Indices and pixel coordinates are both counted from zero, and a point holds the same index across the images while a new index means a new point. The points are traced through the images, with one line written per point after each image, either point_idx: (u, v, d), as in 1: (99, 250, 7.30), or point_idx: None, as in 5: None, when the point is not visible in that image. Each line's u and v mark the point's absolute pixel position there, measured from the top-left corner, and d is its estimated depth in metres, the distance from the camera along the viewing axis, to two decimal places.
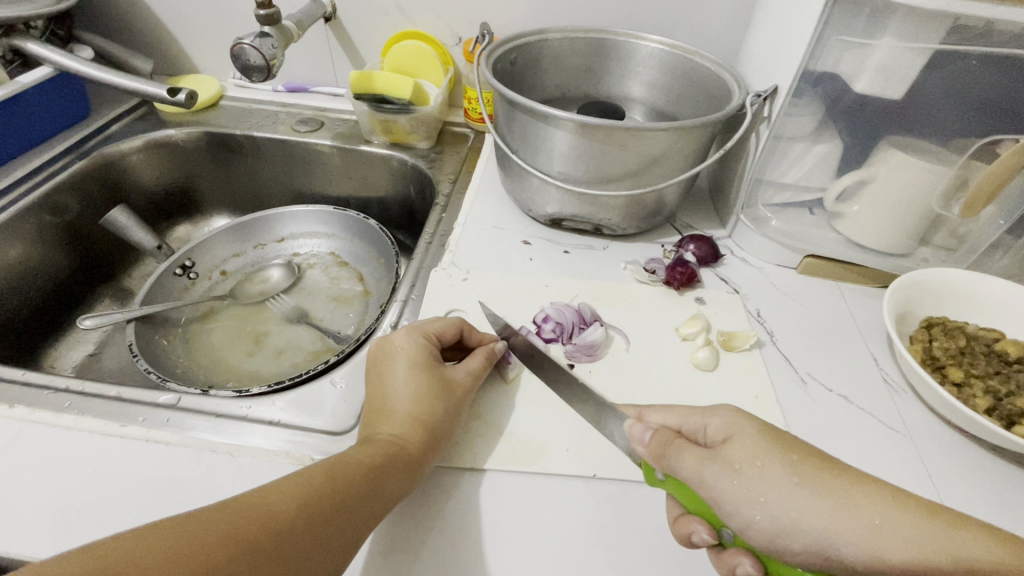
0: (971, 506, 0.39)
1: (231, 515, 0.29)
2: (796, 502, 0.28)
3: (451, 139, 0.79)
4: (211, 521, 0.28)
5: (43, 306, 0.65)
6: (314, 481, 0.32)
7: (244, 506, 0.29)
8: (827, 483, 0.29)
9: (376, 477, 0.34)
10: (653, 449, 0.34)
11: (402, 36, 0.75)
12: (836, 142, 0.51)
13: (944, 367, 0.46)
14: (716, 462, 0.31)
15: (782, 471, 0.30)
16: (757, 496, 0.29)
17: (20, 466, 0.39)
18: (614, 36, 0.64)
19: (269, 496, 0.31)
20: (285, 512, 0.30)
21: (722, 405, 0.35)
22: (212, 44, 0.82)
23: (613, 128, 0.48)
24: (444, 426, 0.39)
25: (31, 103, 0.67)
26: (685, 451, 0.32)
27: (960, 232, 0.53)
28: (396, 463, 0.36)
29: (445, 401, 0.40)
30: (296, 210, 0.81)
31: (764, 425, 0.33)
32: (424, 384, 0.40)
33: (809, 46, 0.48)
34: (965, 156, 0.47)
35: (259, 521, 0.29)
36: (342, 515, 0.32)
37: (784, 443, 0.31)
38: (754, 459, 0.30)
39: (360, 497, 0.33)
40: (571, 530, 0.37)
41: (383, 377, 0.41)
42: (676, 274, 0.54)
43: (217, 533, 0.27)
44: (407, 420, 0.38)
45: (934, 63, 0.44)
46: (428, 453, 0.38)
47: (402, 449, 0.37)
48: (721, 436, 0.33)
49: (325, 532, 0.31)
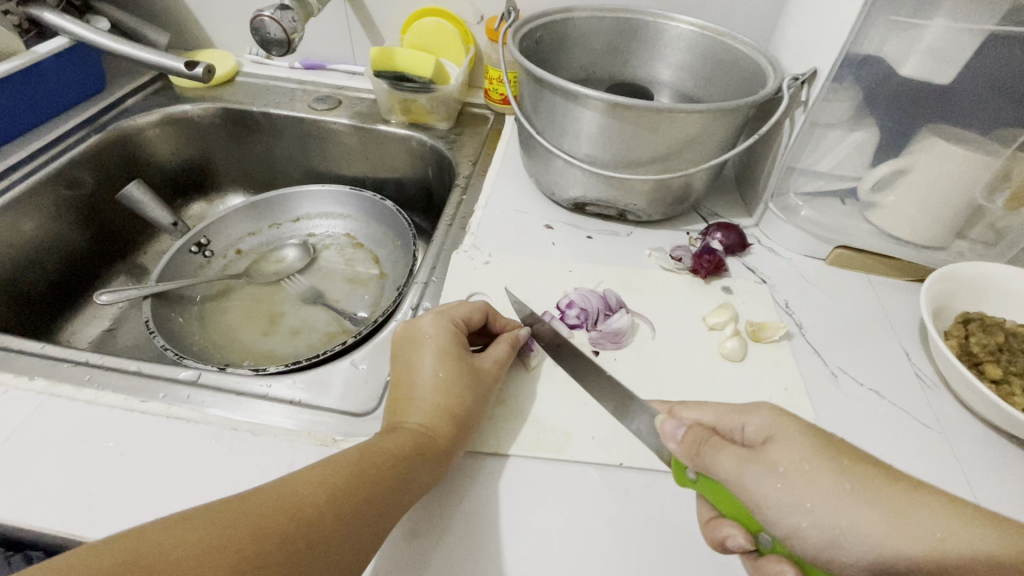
0: (1008, 507, 0.38)
1: (261, 507, 0.28)
2: (845, 512, 0.27)
3: (470, 120, 0.77)
4: (241, 513, 0.27)
5: (60, 280, 0.65)
6: (343, 472, 0.32)
7: (272, 498, 0.29)
8: (879, 491, 0.28)
9: (404, 467, 0.34)
10: (687, 447, 0.33)
11: (423, 12, 0.73)
12: (875, 130, 0.49)
13: (981, 363, 0.44)
14: (759, 463, 0.30)
15: (831, 476, 0.29)
16: (803, 502, 0.28)
17: (41, 439, 0.39)
18: (643, 16, 0.62)
19: (298, 487, 0.30)
20: (315, 504, 0.29)
21: (761, 403, 0.34)
22: (230, 18, 0.81)
23: (645, 109, 0.47)
24: (471, 416, 0.39)
25: (48, 74, 0.66)
26: (723, 450, 0.31)
27: (1000, 226, 0.52)
28: (424, 454, 0.35)
29: (472, 390, 0.40)
30: (312, 190, 0.80)
31: (810, 428, 0.31)
32: (451, 372, 0.39)
33: (853, 27, 0.46)
34: (1012, 147, 0.45)
35: (289, 513, 0.28)
36: (372, 507, 0.31)
37: (831, 447, 0.30)
38: (800, 462, 0.29)
39: (389, 488, 0.33)
40: (595, 518, 0.37)
41: (409, 364, 0.40)
42: (702, 263, 0.53)
43: (248, 526, 0.27)
44: (434, 410, 0.37)
45: (986, 46, 0.42)
46: (456, 444, 0.37)
47: (429, 439, 0.36)
48: (762, 436, 0.32)
49: (355, 524, 0.30)
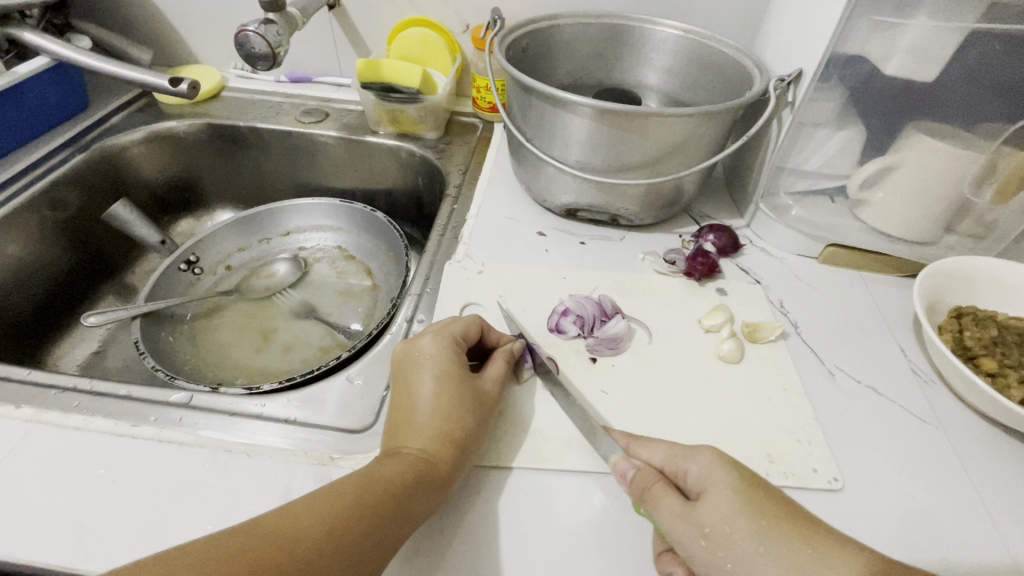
0: (1008, 499, 0.38)
1: (265, 537, 0.28)
2: (763, 569, 0.30)
3: (459, 128, 0.77)
4: (245, 544, 0.27)
5: (46, 302, 0.64)
6: (346, 501, 0.31)
7: (267, 531, 0.28)
8: (796, 554, 0.29)
9: (405, 494, 0.33)
10: (635, 488, 0.34)
11: (408, 23, 0.73)
12: (863, 128, 0.50)
13: (976, 357, 0.44)
14: (689, 522, 0.32)
15: (751, 540, 0.30)
16: (727, 563, 0.30)
17: (29, 469, 0.38)
18: (628, 21, 0.63)
19: (294, 519, 0.30)
20: (316, 536, 0.29)
21: (703, 447, 0.35)
22: (214, 34, 0.80)
23: (633, 114, 0.47)
24: (472, 436, 0.38)
25: (29, 94, 0.65)
26: (663, 502, 0.33)
27: (988, 219, 0.52)
28: (426, 480, 0.35)
29: (474, 410, 0.39)
30: (301, 204, 0.79)
31: (740, 482, 0.33)
32: (451, 393, 0.39)
33: (837, 28, 0.46)
34: (999, 142, 0.45)
35: (292, 544, 0.28)
36: (373, 537, 0.31)
37: (758, 506, 0.31)
38: (725, 522, 0.31)
39: (389, 516, 0.32)
40: (601, 528, 0.36)
41: (408, 385, 0.40)
42: (696, 265, 0.53)
43: (244, 559, 0.27)
44: (435, 434, 0.37)
45: (969, 44, 0.42)
46: (456, 468, 0.36)
47: (430, 463, 0.35)
48: (698, 487, 0.33)
49: (354, 555, 0.30)
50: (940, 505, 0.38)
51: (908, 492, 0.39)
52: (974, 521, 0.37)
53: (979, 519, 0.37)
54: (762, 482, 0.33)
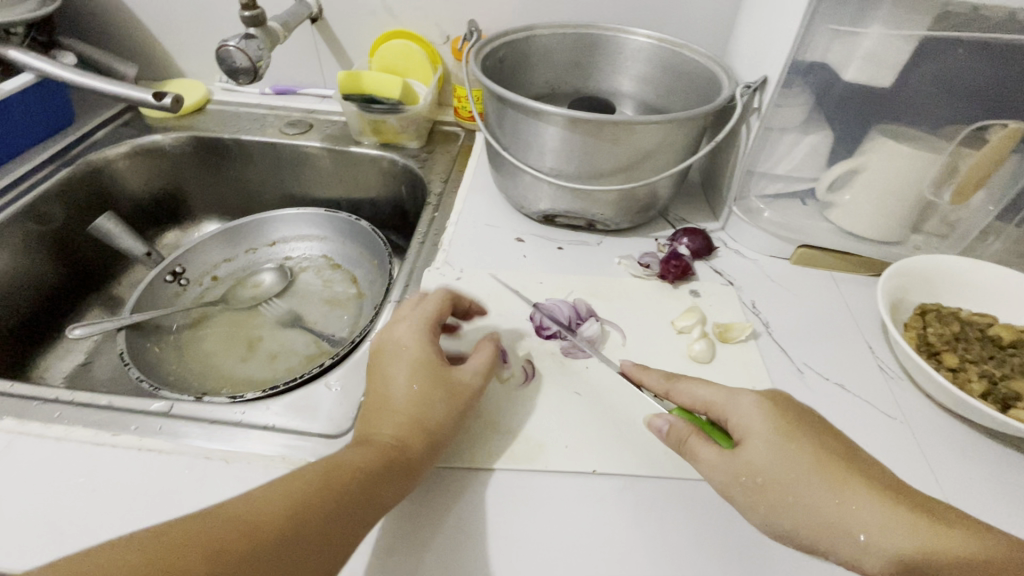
0: (969, 490, 0.40)
1: (219, 524, 0.29)
2: (809, 498, 0.32)
3: (441, 138, 0.78)
4: (200, 531, 0.28)
5: (32, 316, 0.64)
6: (306, 486, 0.32)
7: (228, 515, 0.30)
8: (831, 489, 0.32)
9: (372, 480, 0.34)
10: (673, 440, 0.37)
11: (389, 35, 0.75)
12: (828, 132, 0.51)
13: (938, 352, 0.46)
14: (727, 466, 0.34)
15: (789, 478, 0.33)
16: (782, 500, 0.33)
17: (10, 479, 0.38)
18: (602, 31, 0.64)
19: (256, 503, 0.31)
20: (273, 520, 0.30)
21: (746, 392, 0.37)
22: (198, 48, 0.82)
23: (604, 122, 0.48)
24: (444, 424, 0.39)
25: (14, 110, 0.66)
26: (701, 450, 0.36)
27: (951, 219, 0.54)
28: (393, 468, 0.35)
29: (445, 399, 0.40)
30: (286, 214, 0.80)
31: (783, 423, 0.35)
32: (423, 382, 0.40)
33: (797, 36, 0.48)
34: (955, 142, 0.47)
35: (248, 527, 0.29)
36: (333, 520, 0.32)
37: (798, 443, 0.34)
38: (766, 462, 0.34)
39: (355, 500, 0.33)
40: (575, 525, 0.37)
41: (385, 377, 0.40)
42: (670, 268, 0.54)
43: (201, 541, 0.28)
44: (406, 421, 0.38)
45: (922, 51, 0.44)
46: (426, 455, 0.37)
47: (400, 450, 0.36)
48: (739, 431, 0.36)
49: (315, 537, 0.30)
50: None
51: None
52: None
53: None
54: (805, 424, 0.35)
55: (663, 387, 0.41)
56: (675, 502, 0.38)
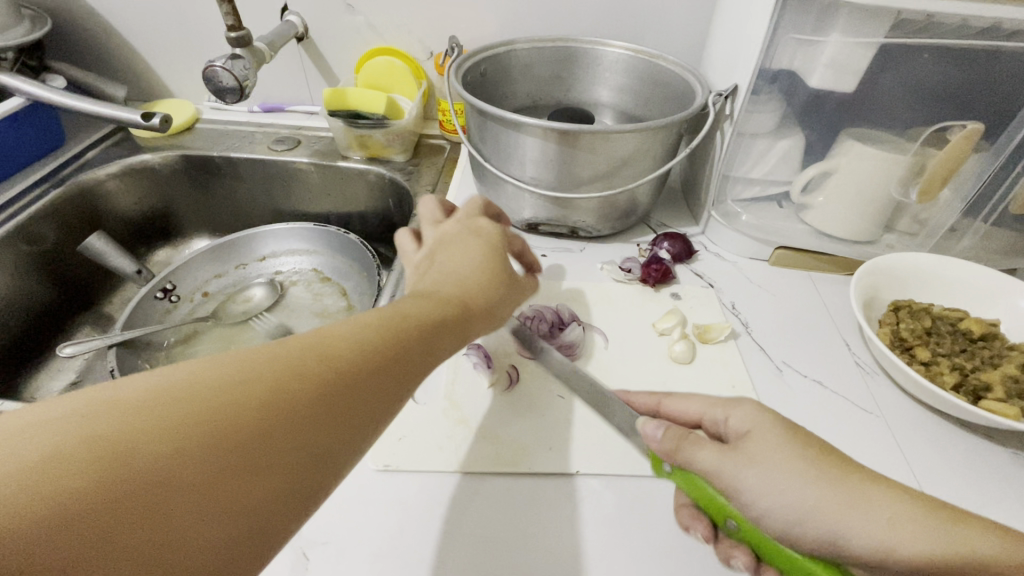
0: (944, 481, 0.41)
1: (287, 367, 0.25)
2: (810, 493, 0.28)
3: (427, 151, 0.80)
4: (269, 372, 0.25)
5: (23, 336, 0.65)
6: (371, 333, 0.29)
7: (298, 346, 0.26)
8: (842, 486, 0.28)
9: (432, 327, 0.31)
10: (667, 444, 0.33)
11: (373, 52, 0.76)
12: (799, 136, 0.53)
13: (911, 348, 0.47)
14: (732, 461, 0.31)
15: (793, 474, 0.29)
16: (770, 485, 0.29)
17: None
18: (580, 44, 0.66)
19: (322, 339, 0.27)
20: (346, 366, 0.26)
21: (743, 397, 0.35)
22: (187, 69, 0.83)
23: (581, 132, 0.50)
24: (484, 279, 0.36)
25: (5, 133, 0.67)
26: (701, 447, 0.32)
27: (921, 217, 0.55)
28: (454, 323, 0.33)
29: (488, 255, 0.38)
30: (276, 229, 0.81)
31: (786, 421, 0.32)
32: (464, 247, 0.39)
33: (764, 45, 0.49)
34: (919, 143, 0.49)
35: (321, 372, 0.26)
36: (404, 365, 0.29)
37: (801, 437, 0.31)
38: (771, 457, 0.30)
39: (421, 344, 0.30)
40: (559, 526, 0.38)
41: (453, 247, 0.39)
42: (651, 272, 0.56)
43: (276, 371, 0.25)
44: (454, 278, 0.36)
45: (882, 56, 0.46)
46: (476, 308, 0.35)
47: (454, 304, 0.34)
48: (742, 429, 0.32)
49: (389, 374, 0.28)
50: None
51: None
52: None
53: None
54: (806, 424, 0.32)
55: (653, 403, 0.40)
56: (657, 501, 0.39)
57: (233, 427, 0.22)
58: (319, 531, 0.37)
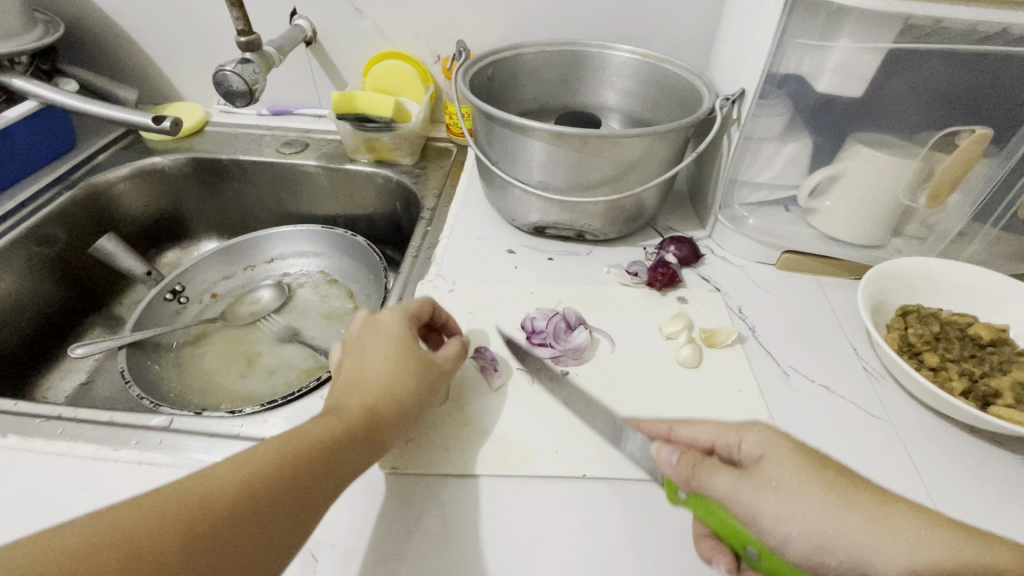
0: (954, 488, 0.40)
1: (191, 504, 0.28)
2: (834, 519, 0.29)
3: (434, 154, 0.80)
4: (173, 510, 0.27)
5: (35, 337, 0.65)
6: (259, 470, 0.30)
7: (180, 492, 0.28)
8: (865, 506, 0.29)
9: (330, 456, 0.33)
10: (682, 471, 0.34)
11: (382, 56, 0.77)
12: (807, 141, 0.53)
13: (920, 353, 0.47)
14: (752, 482, 0.31)
15: (817, 491, 0.30)
16: (793, 513, 0.30)
17: (14, 496, 0.39)
18: (588, 48, 0.66)
19: (208, 480, 0.29)
20: (241, 504, 0.29)
21: (757, 419, 0.34)
22: (197, 72, 0.84)
23: (587, 136, 0.50)
24: (390, 394, 0.38)
25: (18, 136, 0.68)
26: (717, 472, 0.32)
27: (930, 222, 0.55)
28: (359, 440, 0.35)
29: (397, 366, 0.39)
30: (284, 231, 0.82)
31: (798, 443, 0.32)
32: (376, 356, 0.40)
33: (772, 50, 0.49)
34: (927, 146, 0.49)
35: (224, 506, 0.28)
36: (308, 491, 0.31)
37: (819, 461, 0.31)
38: (791, 478, 0.30)
39: (315, 475, 0.32)
40: (566, 530, 0.38)
41: (361, 346, 0.41)
42: (657, 276, 0.56)
43: (150, 524, 0.26)
44: (360, 394, 0.38)
45: (890, 61, 0.46)
46: (378, 429, 0.36)
47: (353, 428, 0.35)
48: (755, 453, 0.33)
49: (276, 513, 0.30)
50: None
51: None
52: None
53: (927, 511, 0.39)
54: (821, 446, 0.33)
55: (663, 428, 0.39)
56: (664, 506, 0.39)
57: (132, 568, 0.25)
58: (327, 533, 0.37)
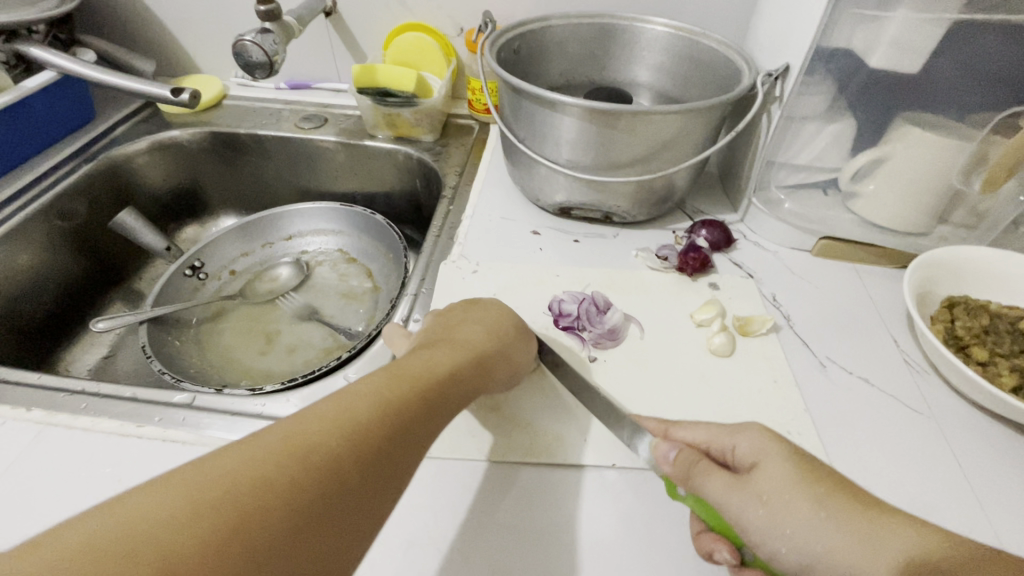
0: (1002, 493, 0.38)
1: (297, 452, 0.26)
2: (822, 539, 0.27)
3: (455, 131, 0.78)
4: (279, 459, 0.25)
5: (57, 310, 0.66)
6: (364, 410, 0.29)
7: (278, 438, 0.26)
8: (857, 518, 0.27)
9: (429, 400, 0.33)
10: (679, 469, 0.34)
11: (403, 28, 0.74)
12: (852, 120, 0.50)
13: (967, 346, 0.45)
14: (743, 491, 0.30)
15: (809, 503, 0.29)
16: (782, 529, 0.29)
17: (38, 469, 0.39)
18: (619, 20, 0.63)
19: (307, 424, 0.27)
20: (347, 448, 0.27)
21: (753, 423, 0.34)
22: (214, 44, 0.82)
23: (621, 112, 0.47)
24: (483, 347, 0.39)
25: (37, 107, 0.67)
26: (711, 474, 0.32)
27: (980, 209, 0.52)
28: (459, 385, 0.36)
29: (488, 327, 0.42)
30: (303, 208, 0.81)
31: (795, 452, 0.32)
32: (467, 322, 0.42)
33: (822, 22, 0.46)
34: (985, 130, 0.46)
35: (329, 454, 0.26)
36: (413, 436, 0.30)
37: (814, 474, 0.30)
38: (781, 489, 0.30)
39: (418, 416, 0.31)
40: (593, 521, 0.37)
41: (460, 314, 0.43)
42: (688, 261, 0.54)
43: (249, 476, 0.24)
44: (454, 345, 0.39)
45: (951, 35, 0.43)
46: (473, 378, 0.37)
47: (453, 373, 0.36)
48: (750, 459, 0.32)
49: (380, 460, 0.28)
50: (929, 493, 0.38)
51: (897, 482, 0.39)
52: (964, 508, 0.37)
53: (973, 512, 0.37)
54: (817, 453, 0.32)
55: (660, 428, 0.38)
56: None
57: (251, 527, 0.23)
58: None
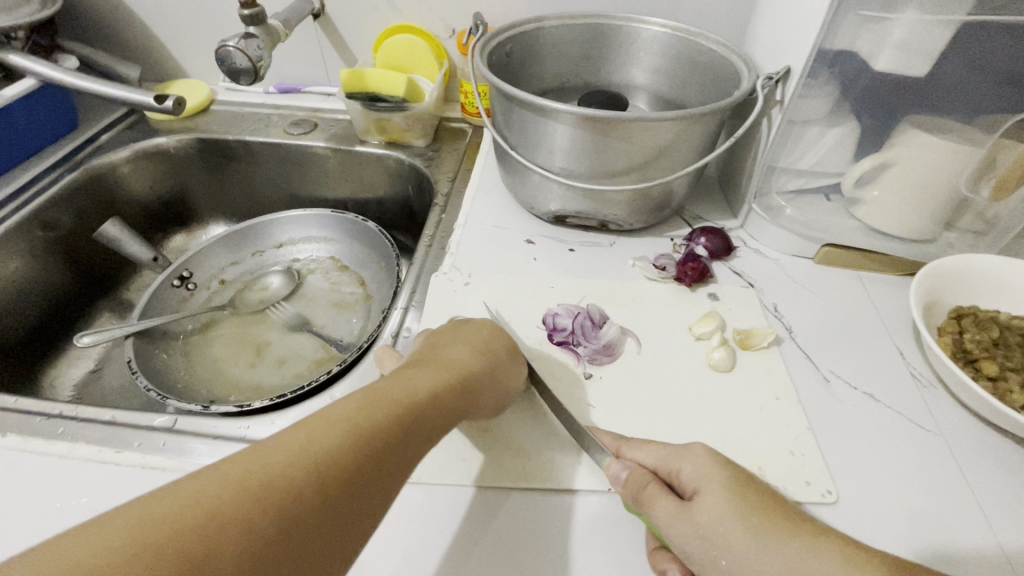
0: (1013, 514, 0.37)
1: (255, 487, 0.25)
2: (754, 570, 0.29)
3: (448, 135, 0.76)
4: (233, 497, 0.24)
5: (41, 324, 0.64)
6: (330, 441, 0.27)
7: (237, 472, 0.25)
8: (783, 546, 0.29)
9: (406, 427, 0.31)
10: (628, 491, 0.34)
11: (393, 30, 0.72)
12: (855, 124, 0.48)
13: (976, 360, 0.43)
14: (685, 522, 0.31)
15: (743, 534, 0.30)
16: (718, 559, 0.30)
17: (12, 500, 0.37)
18: (615, 21, 0.61)
19: (270, 457, 0.26)
20: (310, 482, 0.26)
21: (694, 445, 0.35)
22: (201, 48, 0.80)
23: (615, 120, 0.46)
24: (469, 369, 0.38)
25: (18, 116, 0.65)
26: (655, 501, 0.33)
27: (989, 215, 0.50)
28: (440, 409, 0.34)
29: (476, 348, 0.40)
30: (293, 215, 0.79)
31: (731, 476, 0.33)
32: (454, 341, 0.41)
33: (824, 24, 0.44)
34: (996, 136, 0.44)
35: (289, 489, 0.25)
36: (385, 467, 0.29)
37: (749, 502, 0.31)
38: (717, 522, 0.31)
39: (392, 445, 0.30)
40: (588, 549, 0.35)
41: (449, 333, 0.42)
42: (686, 271, 0.52)
43: (202, 513, 0.23)
44: (439, 365, 0.37)
45: (959, 37, 0.41)
46: (456, 402, 0.36)
47: (434, 397, 0.34)
48: (693, 485, 0.33)
49: (347, 494, 0.27)
50: (939, 516, 0.37)
51: (904, 503, 0.37)
52: (974, 531, 0.36)
53: (983, 536, 0.36)
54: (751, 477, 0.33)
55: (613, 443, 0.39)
56: None
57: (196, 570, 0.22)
58: None
